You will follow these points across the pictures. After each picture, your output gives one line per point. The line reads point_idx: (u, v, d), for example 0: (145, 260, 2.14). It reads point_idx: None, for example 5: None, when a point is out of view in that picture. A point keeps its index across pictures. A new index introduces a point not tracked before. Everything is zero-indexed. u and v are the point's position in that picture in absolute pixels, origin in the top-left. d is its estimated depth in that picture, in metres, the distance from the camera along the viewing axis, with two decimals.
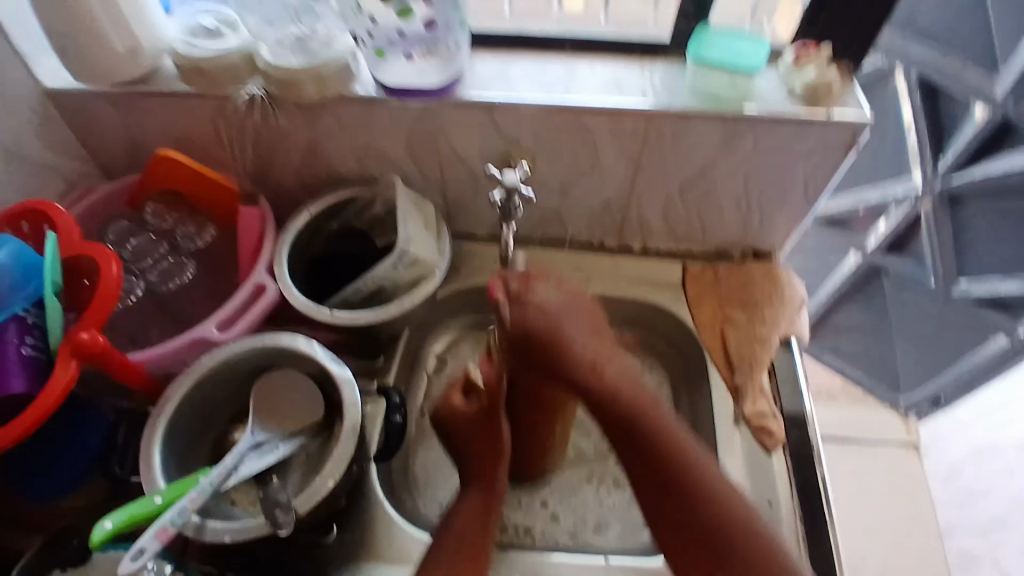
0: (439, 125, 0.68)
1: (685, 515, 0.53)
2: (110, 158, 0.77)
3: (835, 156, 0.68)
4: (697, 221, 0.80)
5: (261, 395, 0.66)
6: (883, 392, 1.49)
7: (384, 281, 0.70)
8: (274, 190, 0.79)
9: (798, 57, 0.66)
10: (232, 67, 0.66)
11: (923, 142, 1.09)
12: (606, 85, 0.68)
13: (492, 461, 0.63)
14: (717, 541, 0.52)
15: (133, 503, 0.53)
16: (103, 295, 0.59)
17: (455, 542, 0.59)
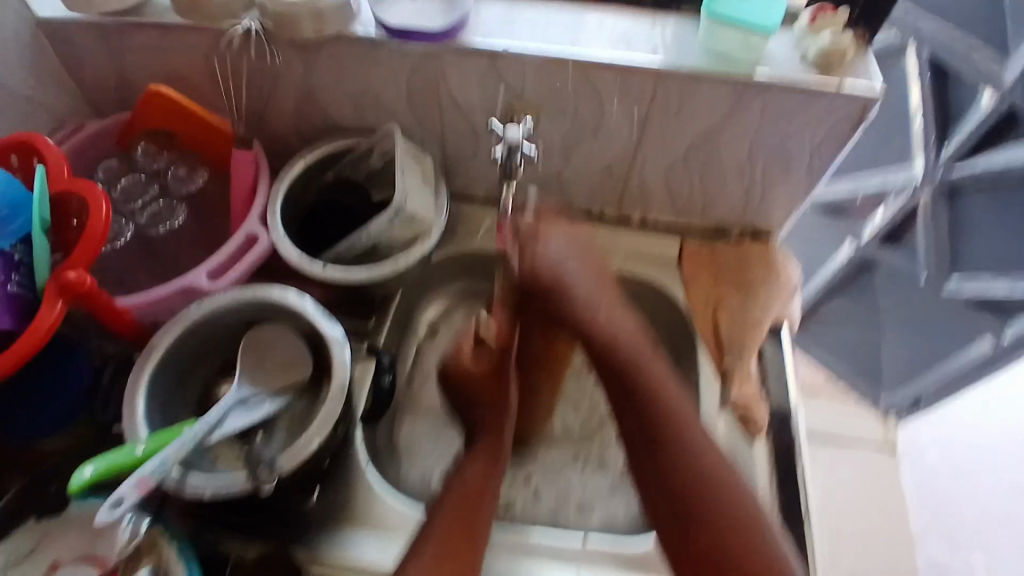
0: (441, 73, 0.66)
1: (677, 481, 0.53)
2: (101, 96, 0.75)
3: (844, 131, 0.67)
4: (699, 191, 0.78)
5: (248, 348, 0.64)
6: (866, 390, 1.52)
7: (379, 237, 0.68)
8: (269, 137, 0.77)
9: (814, 18, 0.63)
10: (227, 0, 0.63)
11: (929, 127, 1.06)
12: (615, 40, 0.65)
13: (498, 423, 0.64)
14: (705, 508, 0.52)
15: (113, 451, 0.52)
16: (91, 235, 0.57)
17: (456, 493, 0.59)
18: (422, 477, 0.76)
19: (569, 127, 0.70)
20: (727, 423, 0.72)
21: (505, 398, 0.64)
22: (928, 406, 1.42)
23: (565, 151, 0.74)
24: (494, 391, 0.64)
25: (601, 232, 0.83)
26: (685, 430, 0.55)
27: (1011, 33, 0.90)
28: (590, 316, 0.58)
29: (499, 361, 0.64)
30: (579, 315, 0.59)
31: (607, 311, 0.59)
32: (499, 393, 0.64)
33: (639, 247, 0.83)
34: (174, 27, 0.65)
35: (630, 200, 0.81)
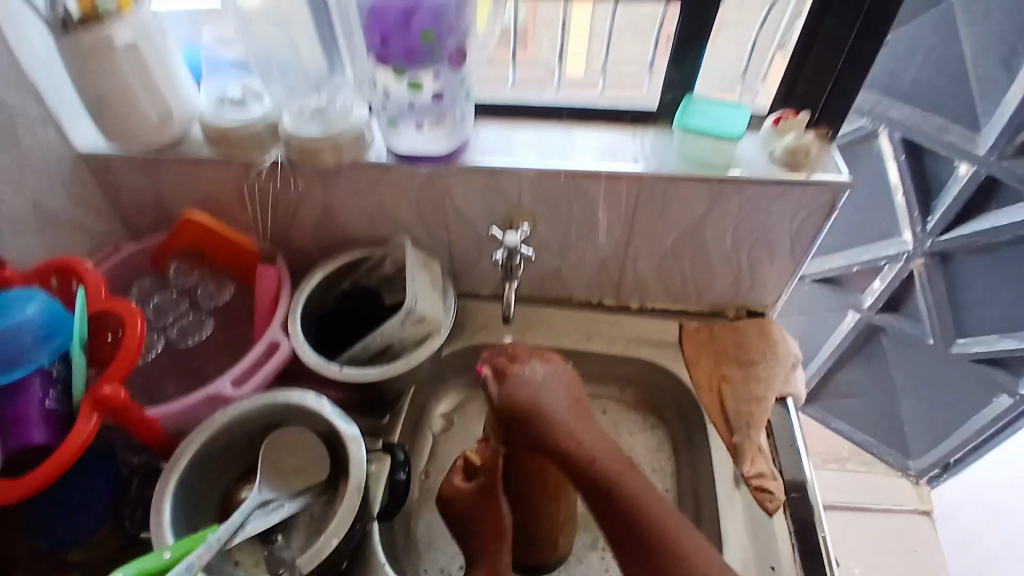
0: (444, 187, 0.73)
1: None
2: (137, 218, 0.82)
3: (819, 216, 0.72)
4: (691, 279, 0.83)
5: (268, 455, 0.67)
6: (893, 457, 1.49)
7: (392, 337, 0.72)
8: (289, 251, 0.84)
9: (778, 123, 0.71)
10: (256, 135, 0.71)
11: (911, 202, 1.11)
12: (601, 153, 0.72)
13: (493, 545, 0.61)
14: None
15: (142, 557, 0.53)
16: (125, 354, 0.61)
17: None
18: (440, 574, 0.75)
19: (563, 228, 0.76)
20: (744, 497, 0.73)
21: (499, 523, 0.61)
22: (956, 474, 1.40)
23: (562, 250, 0.80)
24: (491, 521, 0.61)
25: (602, 321, 0.87)
26: (653, 516, 0.53)
27: (980, 114, 0.98)
28: (567, 441, 0.55)
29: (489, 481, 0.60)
30: (555, 434, 0.55)
31: (579, 428, 0.56)
32: (495, 522, 0.61)
33: (641, 332, 0.86)
34: (208, 160, 0.73)
35: (627, 289, 0.85)
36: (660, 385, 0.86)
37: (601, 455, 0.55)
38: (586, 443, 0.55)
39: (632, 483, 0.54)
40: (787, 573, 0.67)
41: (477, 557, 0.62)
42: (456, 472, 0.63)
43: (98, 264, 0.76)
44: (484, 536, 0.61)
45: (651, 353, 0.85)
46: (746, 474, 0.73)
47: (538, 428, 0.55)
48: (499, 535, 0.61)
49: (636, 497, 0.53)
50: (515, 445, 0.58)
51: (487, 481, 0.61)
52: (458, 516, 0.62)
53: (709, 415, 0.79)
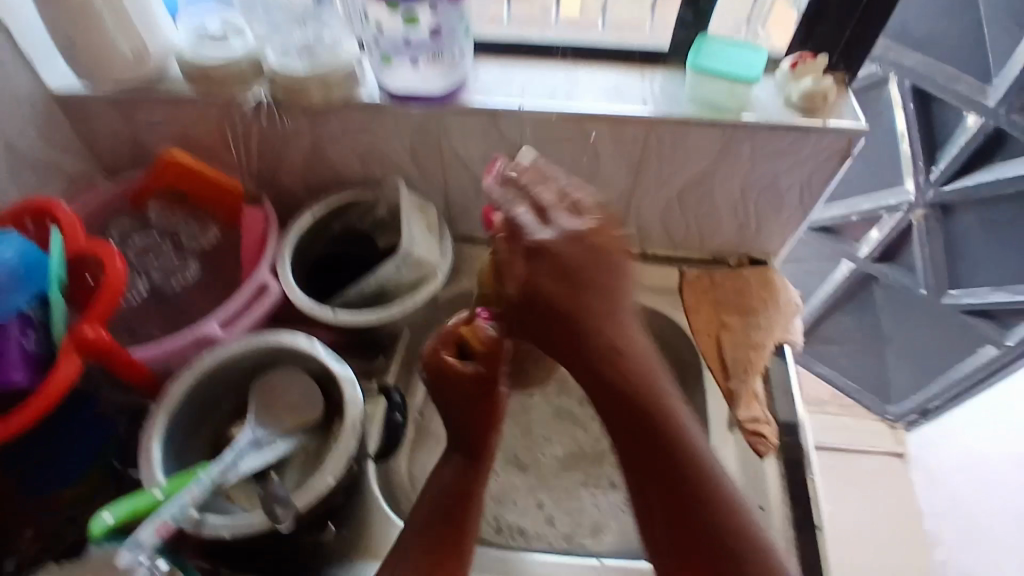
0: (442, 127, 0.69)
1: (673, 489, 0.52)
2: (114, 160, 0.78)
3: (829, 167, 0.70)
4: (693, 227, 0.81)
5: (260, 391, 0.66)
6: (872, 403, 1.53)
7: (387, 282, 0.70)
8: (277, 193, 0.80)
9: (795, 66, 0.67)
10: (239, 72, 0.67)
11: (917, 151, 1.09)
12: (606, 92, 0.68)
13: (490, 426, 0.60)
14: (701, 514, 0.51)
15: (133, 495, 0.53)
16: (108, 289, 0.59)
17: (443, 496, 0.58)
18: None
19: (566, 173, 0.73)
20: (736, 440, 0.74)
21: (494, 408, 0.61)
22: (934, 417, 1.44)
23: None
24: (487, 406, 0.61)
25: None
26: (673, 429, 0.53)
27: (991, 62, 0.94)
28: (610, 340, 0.56)
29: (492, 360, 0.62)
30: (599, 331, 0.56)
31: (608, 321, 0.57)
32: (493, 404, 0.61)
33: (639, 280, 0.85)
34: (186, 96, 0.68)
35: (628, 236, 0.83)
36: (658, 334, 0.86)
37: (627, 336, 0.56)
38: (627, 346, 0.56)
39: (657, 387, 0.55)
40: (777, 512, 0.68)
41: (469, 457, 0.60)
42: (446, 349, 0.62)
43: (76, 206, 0.73)
44: (477, 436, 0.60)
45: (650, 302, 0.84)
46: (741, 419, 0.73)
47: (576, 313, 0.56)
48: (495, 420, 0.60)
49: (650, 383, 0.55)
50: (529, 316, 0.59)
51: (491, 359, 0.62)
52: (446, 392, 0.61)
53: (704, 360, 0.79)
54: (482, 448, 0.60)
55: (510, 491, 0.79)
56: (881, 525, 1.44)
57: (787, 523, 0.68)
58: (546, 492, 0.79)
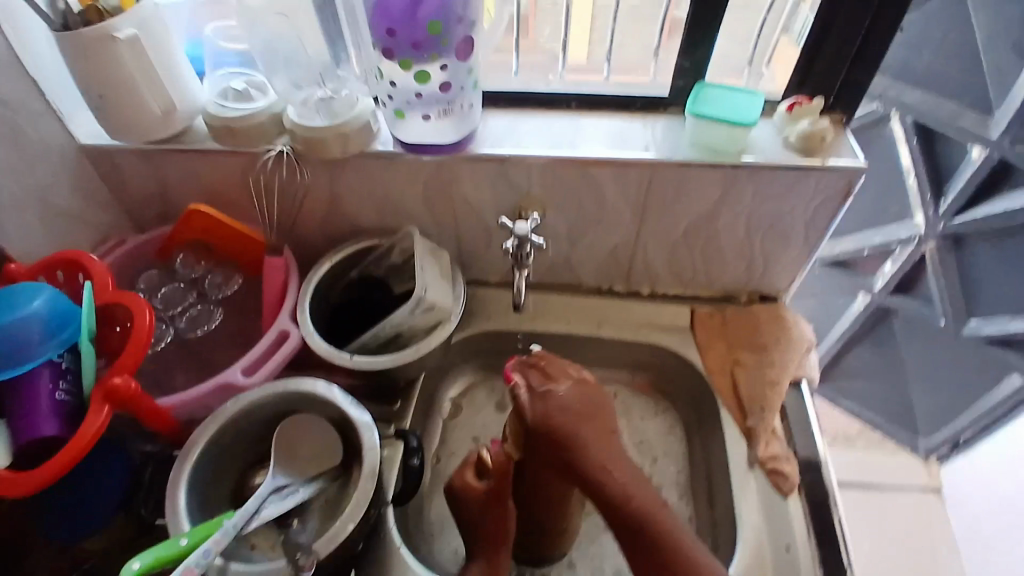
0: (451, 175, 0.72)
1: None
2: (142, 210, 0.82)
3: (833, 204, 0.71)
4: (702, 265, 0.82)
5: (282, 437, 0.67)
6: (903, 436, 1.50)
7: (402, 325, 0.72)
8: (296, 241, 0.83)
9: (792, 109, 0.70)
10: (260, 126, 0.71)
11: (923, 185, 1.10)
12: (610, 139, 0.71)
13: (494, 546, 0.63)
14: None
15: (158, 545, 0.54)
16: (136, 340, 0.62)
17: None
18: (454, 554, 0.75)
19: (574, 215, 0.76)
20: (758, 480, 0.73)
21: (502, 527, 0.63)
22: (966, 451, 1.40)
23: (572, 236, 0.79)
24: (494, 530, 0.63)
25: (611, 308, 0.87)
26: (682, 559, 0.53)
27: (993, 97, 0.96)
28: (616, 472, 0.56)
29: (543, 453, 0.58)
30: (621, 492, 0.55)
31: (633, 484, 0.56)
32: (499, 530, 0.63)
33: (649, 318, 0.86)
34: (212, 150, 0.73)
35: (637, 275, 0.84)
36: (669, 371, 0.86)
37: (660, 524, 0.55)
38: (653, 502, 0.56)
39: (676, 549, 0.54)
40: (803, 555, 0.67)
41: (478, 557, 0.63)
42: (468, 469, 0.64)
43: (105, 257, 0.77)
44: (488, 540, 0.63)
45: (661, 340, 0.84)
46: (760, 456, 0.73)
47: (586, 455, 0.56)
48: (501, 536, 0.63)
49: (658, 523, 0.55)
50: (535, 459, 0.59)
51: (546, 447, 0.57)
52: (464, 514, 0.64)
53: (720, 397, 0.79)
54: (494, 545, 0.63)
55: None
56: (917, 563, 1.38)
57: (814, 563, 0.66)
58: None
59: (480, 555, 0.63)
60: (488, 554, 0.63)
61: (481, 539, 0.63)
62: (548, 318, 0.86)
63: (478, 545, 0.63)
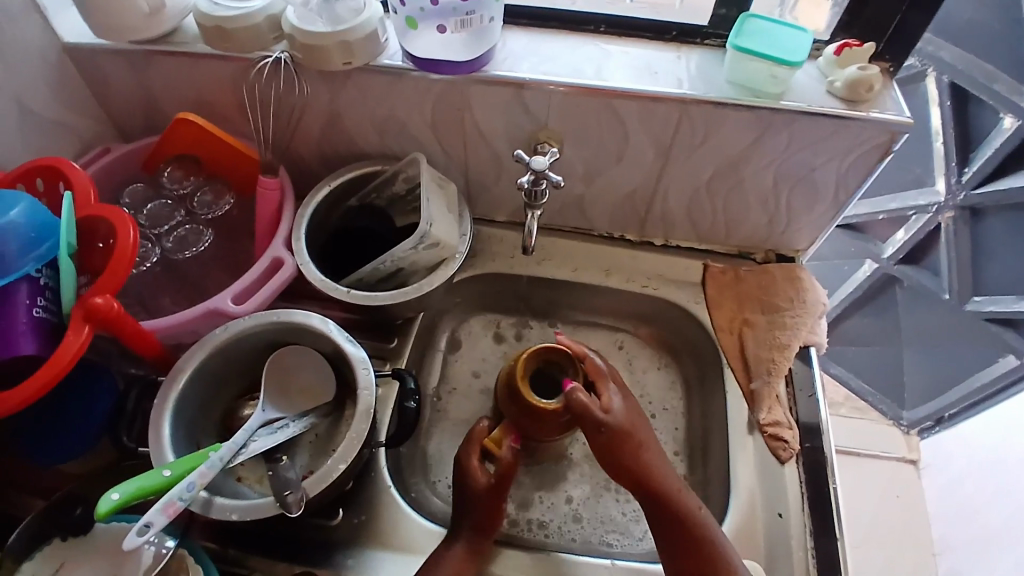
0: (464, 100, 0.66)
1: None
2: (128, 120, 0.76)
3: (870, 159, 0.66)
4: (721, 217, 0.78)
5: (274, 369, 0.64)
6: (887, 406, 1.51)
7: (404, 261, 0.67)
8: (292, 162, 0.78)
9: (840, 53, 0.64)
10: (256, 29, 0.64)
11: (950, 151, 1.03)
12: (640, 71, 0.65)
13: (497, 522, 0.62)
14: None
15: (141, 475, 0.51)
16: (120, 257, 0.57)
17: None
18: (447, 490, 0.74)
19: (592, 154, 0.71)
20: (756, 443, 0.71)
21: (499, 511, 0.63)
22: (950, 427, 1.42)
23: (587, 177, 0.74)
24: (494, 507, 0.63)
25: (621, 256, 0.83)
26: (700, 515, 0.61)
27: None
28: (673, 486, 0.62)
29: (536, 426, 0.66)
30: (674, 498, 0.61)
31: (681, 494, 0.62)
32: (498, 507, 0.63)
33: (660, 270, 0.82)
34: (203, 55, 0.66)
35: (651, 223, 0.80)
36: (672, 326, 0.83)
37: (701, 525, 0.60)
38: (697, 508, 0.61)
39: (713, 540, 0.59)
40: (795, 519, 0.66)
41: (461, 534, 0.61)
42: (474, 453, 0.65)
43: (88, 168, 0.71)
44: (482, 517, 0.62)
45: (669, 293, 0.81)
46: (761, 421, 0.71)
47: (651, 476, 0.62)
48: (496, 510, 0.63)
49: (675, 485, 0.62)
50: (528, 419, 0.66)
51: (539, 420, 0.66)
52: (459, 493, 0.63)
53: (726, 357, 0.76)
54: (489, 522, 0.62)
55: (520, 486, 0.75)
56: (890, 527, 1.43)
57: (805, 530, 0.66)
58: (569, 483, 0.75)
59: (474, 526, 0.62)
60: (480, 526, 0.62)
61: (474, 512, 0.62)
62: (557, 261, 0.82)
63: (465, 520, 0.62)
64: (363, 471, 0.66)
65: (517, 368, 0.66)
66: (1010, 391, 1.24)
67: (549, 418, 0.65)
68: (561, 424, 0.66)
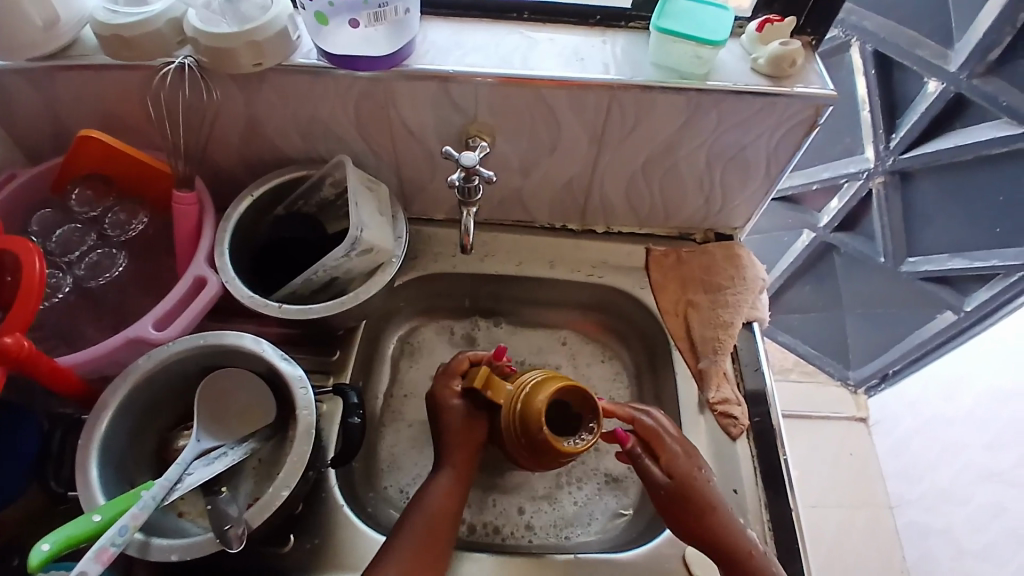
0: (389, 97, 0.63)
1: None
2: (31, 142, 0.70)
3: (799, 133, 0.67)
4: (660, 200, 0.77)
5: (208, 394, 0.61)
6: (835, 368, 1.57)
7: (337, 270, 0.65)
8: (214, 173, 0.74)
9: (761, 29, 0.64)
10: (157, 34, 0.60)
11: (877, 119, 1.06)
12: (566, 58, 0.64)
13: (469, 449, 0.66)
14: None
15: (68, 522, 0.47)
16: (26, 290, 0.52)
17: (421, 519, 0.60)
18: (401, 494, 0.73)
19: (528, 145, 0.69)
20: (708, 422, 0.72)
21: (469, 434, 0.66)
22: (894, 382, 1.48)
23: (524, 169, 0.73)
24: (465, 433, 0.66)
25: (564, 246, 0.82)
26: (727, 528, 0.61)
27: (954, 27, 0.91)
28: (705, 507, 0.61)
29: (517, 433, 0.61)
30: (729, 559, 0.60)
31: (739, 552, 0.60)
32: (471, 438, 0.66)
33: (604, 257, 0.82)
34: (106, 67, 0.61)
35: (592, 212, 0.80)
36: (620, 312, 0.83)
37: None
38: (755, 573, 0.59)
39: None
40: (750, 494, 0.67)
41: (448, 464, 0.65)
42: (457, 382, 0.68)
43: None
44: (455, 442, 0.66)
45: (615, 280, 0.81)
46: (710, 399, 0.72)
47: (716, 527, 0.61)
48: (476, 449, 0.66)
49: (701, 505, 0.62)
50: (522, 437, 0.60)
51: (524, 437, 0.60)
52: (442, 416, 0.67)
53: (674, 340, 0.76)
54: (467, 460, 0.65)
55: (490, 492, 0.74)
56: (846, 484, 1.48)
57: (761, 504, 0.67)
58: (519, 488, 0.74)
59: (460, 460, 0.65)
60: (459, 461, 0.65)
61: (454, 442, 0.66)
62: (499, 256, 0.81)
63: (451, 453, 0.65)
64: (312, 492, 0.64)
65: (544, 390, 0.59)
66: (947, 348, 1.30)
67: (533, 431, 0.59)
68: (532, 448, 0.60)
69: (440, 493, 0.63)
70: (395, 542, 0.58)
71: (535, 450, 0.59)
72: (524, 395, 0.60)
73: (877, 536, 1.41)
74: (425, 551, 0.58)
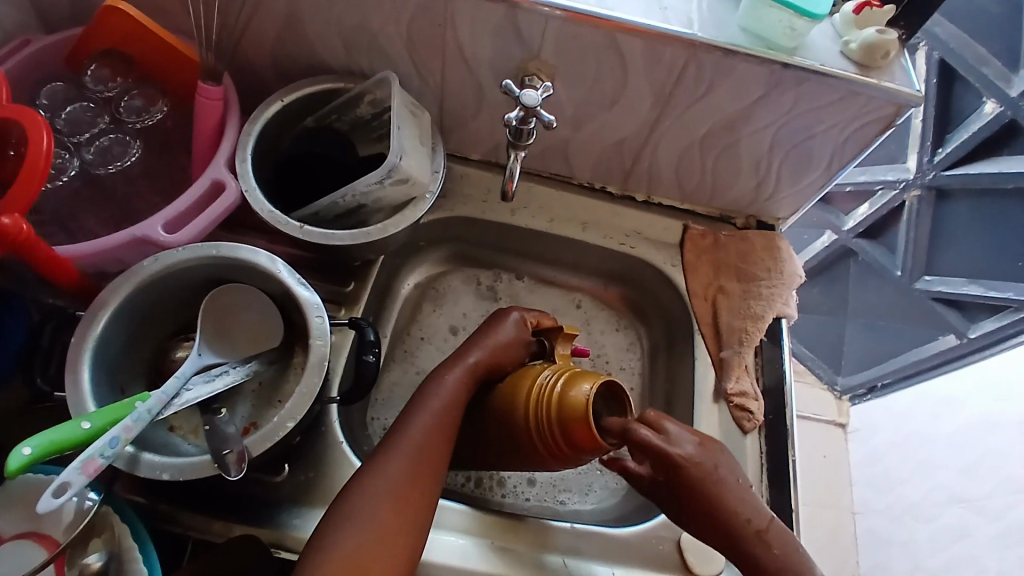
0: (448, 16, 0.58)
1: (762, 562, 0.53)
2: (50, 9, 0.64)
3: (876, 128, 0.62)
4: (710, 176, 0.73)
5: (212, 308, 0.57)
6: (825, 371, 1.58)
7: (367, 197, 0.60)
8: (244, 73, 0.68)
9: (859, 10, 0.59)
10: None
11: (926, 129, 1.00)
12: (648, 5, 0.58)
13: (489, 369, 0.59)
14: None
15: (54, 426, 0.43)
16: (30, 170, 0.47)
17: (438, 408, 0.54)
18: None
19: (586, 92, 0.64)
20: (721, 412, 0.70)
21: (501, 349, 0.59)
22: (881, 395, 1.48)
23: (576, 121, 0.68)
24: (500, 346, 0.60)
25: (600, 210, 0.78)
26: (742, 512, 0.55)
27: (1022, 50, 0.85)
28: (735, 497, 0.55)
29: (551, 415, 0.51)
30: (744, 506, 0.55)
31: (750, 495, 0.56)
32: (499, 355, 0.59)
33: (639, 228, 0.78)
34: None
35: (635, 178, 0.76)
36: (649, 287, 0.79)
37: (776, 539, 0.54)
38: (769, 521, 0.55)
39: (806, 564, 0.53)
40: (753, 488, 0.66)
41: (460, 359, 0.58)
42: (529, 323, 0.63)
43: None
44: (487, 356, 0.59)
45: (642, 253, 0.77)
46: (728, 390, 0.70)
47: (742, 505, 0.55)
48: (500, 360, 0.59)
49: (727, 502, 0.55)
50: (563, 426, 0.51)
51: (563, 421, 0.51)
52: (478, 337, 0.60)
53: (698, 324, 0.74)
54: (485, 364, 0.58)
55: None
56: (817, 485, 1.50)
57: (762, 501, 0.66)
58: None
59: (475, 357, 0.58)
60: (480, 360, 0.58)
61: (484, 355, 0.58)
62: (532, 209, 0.77)
63: (471, 351, 0.59)
64: (311, 425, 0.61)
65: (595, 376, 0.51)
66: (940, 370, 1.29)
67: (574, 415, 0.50)
68: (566, 436, 0.51)
69: (450, 386, 0.56)
70: (405, 429, 0.52)
71: (566, 417, 0.50)
72: (568, 377, 0.53)
73: (837, 541, 1.43)
74: (433, 440, 0.52)
